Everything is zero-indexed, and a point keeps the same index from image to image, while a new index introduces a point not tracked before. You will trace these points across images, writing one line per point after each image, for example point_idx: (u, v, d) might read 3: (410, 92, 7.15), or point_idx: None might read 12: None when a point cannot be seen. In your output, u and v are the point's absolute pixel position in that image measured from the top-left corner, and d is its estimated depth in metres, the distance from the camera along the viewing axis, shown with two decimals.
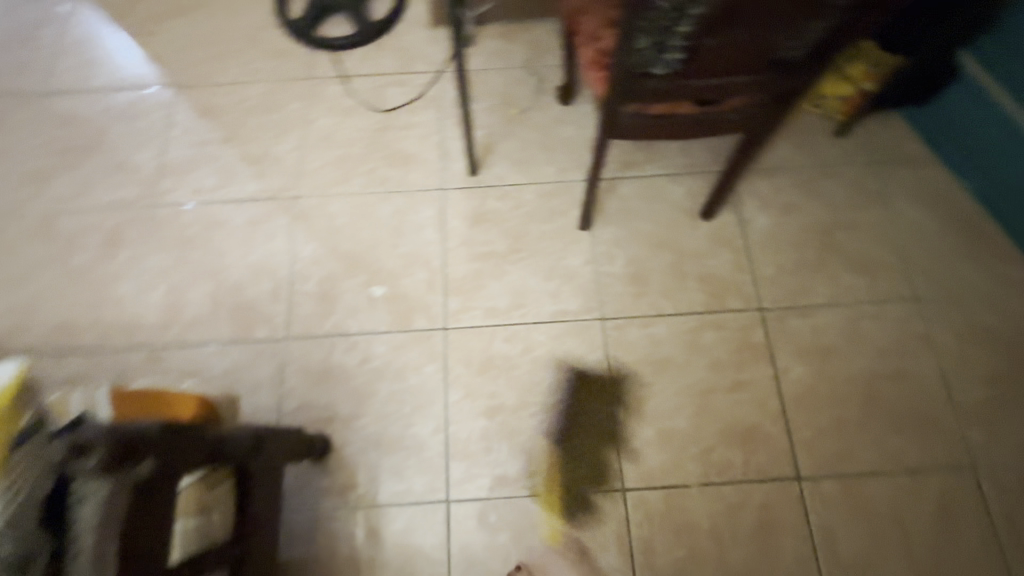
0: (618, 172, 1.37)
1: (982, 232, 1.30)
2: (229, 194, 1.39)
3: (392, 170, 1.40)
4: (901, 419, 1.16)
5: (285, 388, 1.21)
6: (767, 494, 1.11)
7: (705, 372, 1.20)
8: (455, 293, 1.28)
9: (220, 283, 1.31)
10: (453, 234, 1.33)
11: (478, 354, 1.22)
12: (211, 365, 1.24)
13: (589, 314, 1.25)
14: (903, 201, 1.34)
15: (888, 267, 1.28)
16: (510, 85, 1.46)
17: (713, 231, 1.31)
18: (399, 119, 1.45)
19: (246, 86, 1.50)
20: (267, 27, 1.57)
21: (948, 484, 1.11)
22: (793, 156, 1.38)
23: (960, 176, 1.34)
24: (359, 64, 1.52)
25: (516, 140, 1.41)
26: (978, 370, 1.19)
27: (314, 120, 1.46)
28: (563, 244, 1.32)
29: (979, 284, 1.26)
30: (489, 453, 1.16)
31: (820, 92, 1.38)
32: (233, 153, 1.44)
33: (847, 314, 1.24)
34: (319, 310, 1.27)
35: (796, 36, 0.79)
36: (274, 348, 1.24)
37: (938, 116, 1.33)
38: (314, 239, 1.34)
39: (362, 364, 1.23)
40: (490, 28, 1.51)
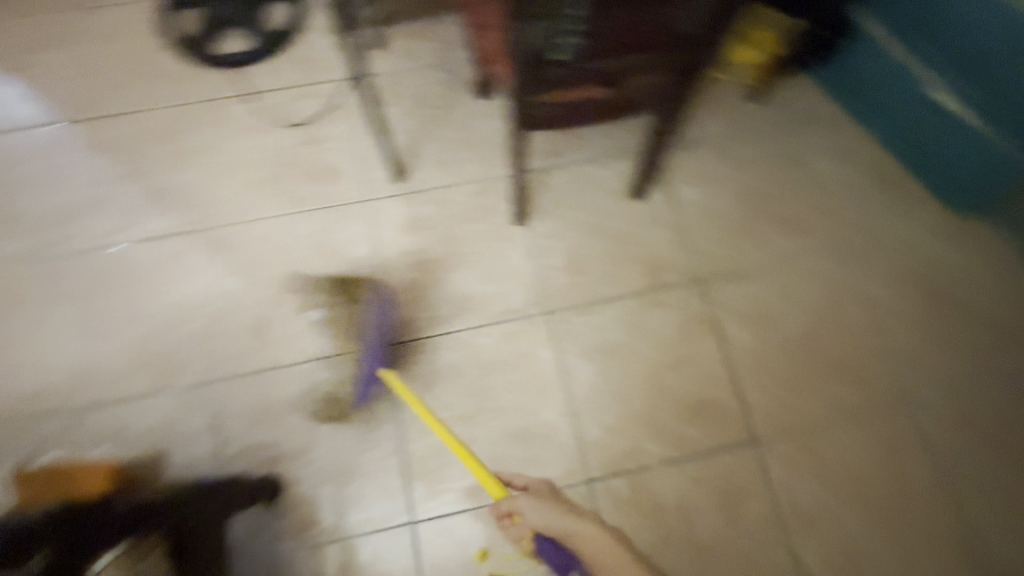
0: (544, 162, 1.35)
1: (896, 180, 1.35)
2: (136, 234, 1.29)
3: (312, 186, 1.33)
4: (842, 372, 1.20)
5: (225, 432, 1.14)
6: (725, 462, 1.13)
7: (652, 352, 1.21)
8: (393, 308, 1.23)
9: (139, 331, 1.21)
10: (384, 246, 1.28)
11: (426, 367, 1.18)
12: (140, 420, 1.15)
13: (533, 310, 1.23)
14: (821, 159, 1.37)
15: (814, 226, 1.31)
16: (424, 83, 1.41)
17: (645, 210, 1.32)
18: (312, 132, 1.38)
19: (140, 115, 1.39)
20: (155, 48, 1.45)
21: (891, 426, 1.17)
22: (713, 127, 1.39)
23: (870, 127, 1.38)
24: (262, 78, 1.43)
25: (437, 141, 1.37)
26: (907, 313, 1.25)
27: (219, 143, 1.37)
28: (500, 241, 1.29)
29: (899, 231, 1.31)
30: (449, 466, 1.13)
31: (732, 59, 1.37)
32: (136, 189, 1.33)
33: (782, 277, 1.27)
34: (251, 344, 1.20)
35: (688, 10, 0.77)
36: (208, 393, 1.17)
37: (841, 73, 1.37)
38: (237, 271, 1.26)
39: (305, 394, 1.17)
40: (397, 27, 1.45)
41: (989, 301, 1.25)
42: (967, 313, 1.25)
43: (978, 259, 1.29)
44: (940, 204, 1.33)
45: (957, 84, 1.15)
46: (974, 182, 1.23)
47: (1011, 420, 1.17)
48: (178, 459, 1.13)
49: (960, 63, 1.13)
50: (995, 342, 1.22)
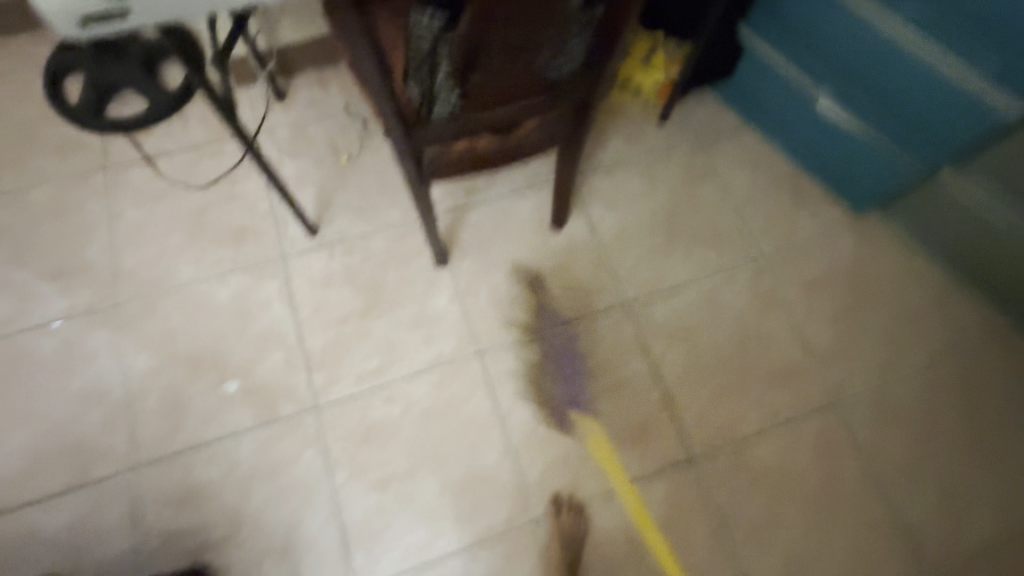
0: (463, 200, 1.34)
1: (802, 184, 1.41)
2: (32, 320, 1.21)
3: (223, 249, 1.28)
4: (770, 378, 1.23)
5: (144, 524, 1.07)
6: (667, 485, 1.14)
7: (587, 381, 1.21)
8: (319, 367, 1.19)
9: (43, 425, 1.13)
10: (304, 303, 1.24)
11: (357, 426, 1.15)
12: (49, 523, 1.07)
13: (464, 352, 1.21)
14: (731, 170, 1.42)
15: (731, 237, 1.35)
16: (333, 132, 1.39)
17: (566, 239, 1.32)
18: (219, 192, 1.33)
19: (29, 192, 1.31)
20: (41, 119, 1.38)
21: (821, 427, 1.20)
22: (625, 150, 1.42)
23: (771, 136, 1.44)
24: (161, 141, 1.37)
25: (352, 189, 1.34)
26: (825, 313, 1.29)
27: (120, 213, 1.30)
28: (423, 286, 1.27)
29: (809, 233, 1.36)
30: (390, 527, 1.09)
31: (637, 84, 1.43)
32: (28, 270, 1.25)
33: (705, 290, 1.30)
34: (167, 425, 1.13)
35: (557, 58, 0.77)
36: (122, 483, 1.09)
37: (739, 88, 1.42)
38: (147, 346, 1.19)
39: (230, 472, 1.11)
40: (300, 77, 1.43)
41: (897, 292, 1.32)
42: (880, 306, 1.30)
43: (882, 253, 1.35)
44: (843, 204, 1.39)
45: (841, 93, 1.21)
46: (869, 181, 1.30)
47: (930, 405, 1.23)
48: (95, 560, 1.05)
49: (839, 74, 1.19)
50: (907, 331, 1.28)
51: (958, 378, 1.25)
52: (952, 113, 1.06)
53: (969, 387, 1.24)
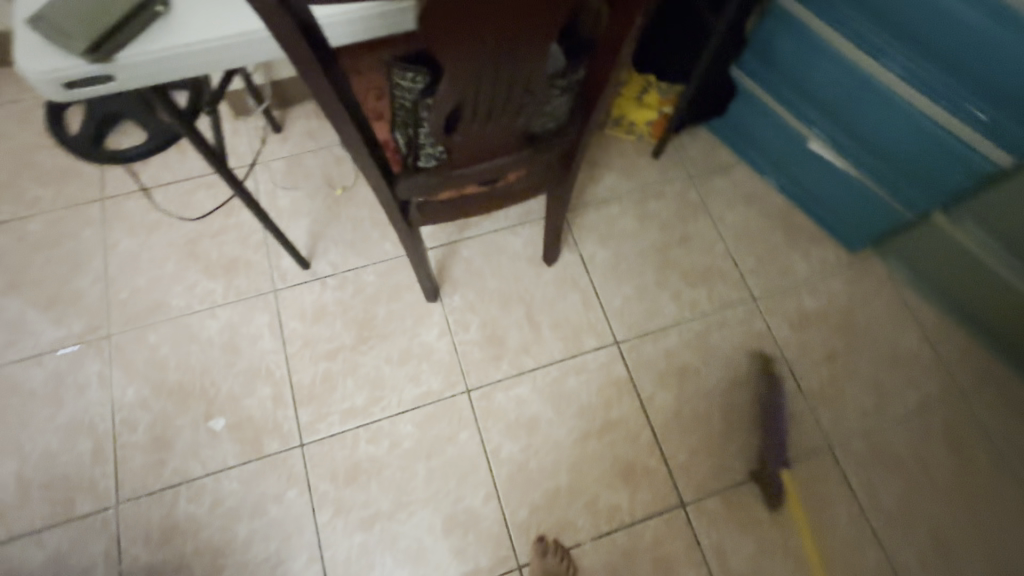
0: (455, 235, 1.35)
1: (796, 222, 1.41)
2: (23, 350, 1.21)
3: (215, 280, 1.29)
4: (761, 419, 1.22)
5: (125, 562, 1.06)
6: (655, 530, 1.12)
7: (575, 421, 1.20)
8: (307, 402, 1.18)
9: (28, 458, 1.13)
10: (293, 337, 1.24)
11: (343, 464, 1.14)
12: (29, 560, 1.06)
13: (453, 389, 1.21)
14: (724, 207, 1.42)
15: (722, 274, 1.35)
16: (328, 165, 1.40)
17: (557, 275, 1.32)
18: (214, 223, 1.34)
19: (25, 221, 1.33)
20: (40, 149, 1.39)
21: (813, 471, 1.19)
22: (618, 186, 1.42)
23: (764, 174, 1.45)
24: (157, 171, 1.39)
25: (345, 222, 1.35)
26: (818, 353, 1.28)
27: (114, 243, 1.31)
28: (414, 321, 1.27)
29: (802, 271, 1.36)
30: (373, 569, 1.08)
31: (632, 120, 1.43)
32: (21, 300, 1.25)
33: (696, 329, 1.29)
34: (152, 460, 1.13)
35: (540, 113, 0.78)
36: (104, 520, 1.08)
37: (733, 126, 1.43)
38: (135, 379, 1.19)
39: (213, 510, 1.10)
40: (297, 110, 1.45)
41: (890, 332, 1.31)
42: (872, 347, 1.29)
43: (875, 293, 1.34)
44: (836, 242, 1.39)
45: (832, 136, 1.22)
46: (861, 222, 1.30)
47: (923, 450, 1.21)
48: None
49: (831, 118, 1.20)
50: (900, 373, 1.27)
51: (952, 422, 1.23)
52: (940, 160, 1.07)
53: (961, 431, 1.23)
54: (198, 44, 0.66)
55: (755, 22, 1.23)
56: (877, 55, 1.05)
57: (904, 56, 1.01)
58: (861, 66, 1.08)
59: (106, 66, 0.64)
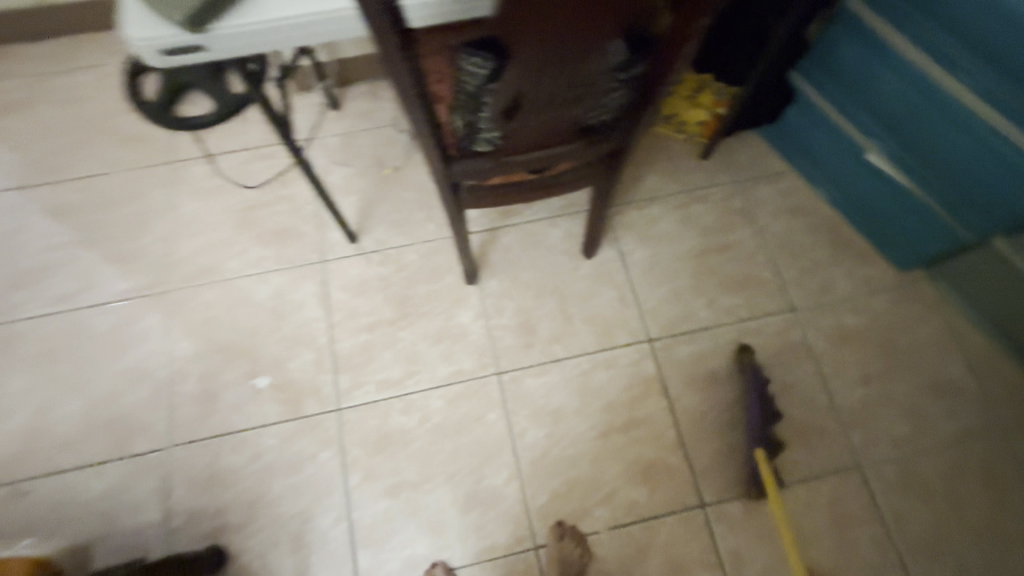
0: (497, 222, 1.38)
1: (844, 235, 1.38)
2: (92, 299, 1.30)
3: (267, 247, 1.35)
4: (788, 431, 1.21)
5: (170, 502, 1.14)
6: (672, 528, 1.13)
7: (601, 414, 1.22)
8: (345, 370, 1.24)
9: (91, 397, 1.22)
10: (336, 307, 1.29)
11: (374, 432, 1.19)
12: (86, 490, 1.15)
13: (483, 371, 1.24)
14: (770, 215, 1.40)
15: (762, 282, 1.33)
16: (380, 144, 1.45)
17: (594, 269, 1.34)
18: (270, 193, 1.41)
19: (101, 178, 1.42)
20: (117, 112, 1.49)
21: (838, 488, 1.17)
22: (662, 185, 1.42)
23: (814, 184, 1.42)
24: (221, 140, 1.46)
25: (392, 201, 1.40)
26: (854, 371, 1.26)
27: (178, 205, 1.39)
28: (451, 302, 1.30)
29: (845, 286, 1.33)
30: (396, 534, 1.13)
31: (681, 120, 1.43)
32: (93, 252, 1.35)
33: (730, 335, 1.29)
34: (199, 411, 1.21)
35: (596, 106, 0.79)
36: (154, 461, 1.17)
37: (786, 132, 1.41)
38: (189, 335, 1.27)
39: (252, 463, 1.17)
40: (354, 89, 1.50)
41: (933, 357, 1.27)
42: (913, 370, 1.26)
43: (922, 315, 1.31)
44: (885, 259, 1.35)
45: (891, 149, 1.19)
46: (912, 240, 1.27)
47: (957, 480, 1.18)
48: (123, 531, 1.12)
49: (892, 130, 1.17)
50: (940, 400, 1.24)
51: (990, 455, 1.19)
52: (1007, 181, 1.03)
53: (999, 464, 1.19)
54: (282, 22, 0.70)
55: (820, 27, 1.20)
56: (948, 68, 1.01)
57: (976, 70, 0.98)
58: (929, 78, 1.05)
59: (200, 36, 0.69)
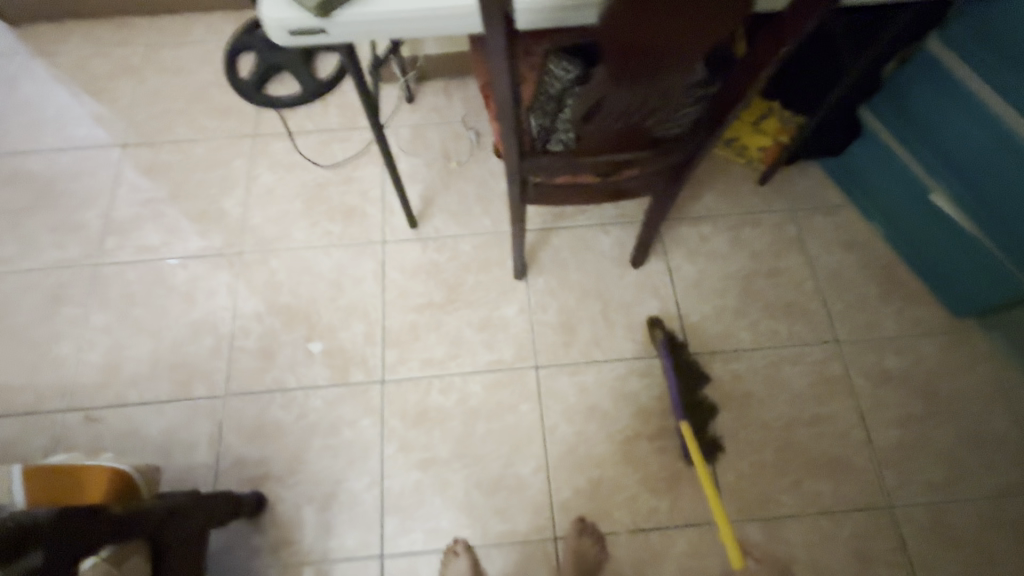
0: (550, 223, 1.43)
1: (896, 275, 1.37)
2: (173, 252, 1.42)
3: (334, 223, 1.44)
4: (819, 462, 1.21)
5: (221, 446, 1.23)
6: (690, 540, 1.15)
7: (632, 418, 1.24)
8: (393, 346, 1.31)
9: (162, 341, 1.33)
10: (391, 286, 1.37)
11: (413, 406, 1.25)
12: (149, 425, 1.25)
13: (522, 363, 1.29)
14: (822, 246, 1.40)
15: (808, 310, 1.34)
16: (448, 139, 1.53)
17: (640, 279, 1.37)
18: (341, 173, 1.50)
19: (193, 144, 1.55)
20: (213, 86, 1.62)
21: (864, 526, 1.16)
22: (715, 205, 1.45)
23: (870, 220, 1.41)
24: (303, 120, 1.57)
25: (453, 193, 1.47)
26: (893, 411, 1.25)
27: (258, 175, 1.51)
28: (499, 294, 1.36)
29: (891, 325, 1.32)
30: (423, 507, 1.18)
31: (744, 146, 1.45)
32: (178, 210, 1.47)
33: (769, 358, 1.29)
34: (256, 366, 1.30)
35: (670, 118, 0.84)
36: (211, 406, 1.26)
37: (848, 166, 1.41)
38: (255, 295, 1.37)
39: (299, 420, 1.25)
40: (430, 85, 1.59)
41: (978, 408, 1.24)
42: (954, 418, 1.24)
43: (970, 364, 1.28)
44: (937, 303, 1.33)
45: (956, 192, 1.18)
46: (969, 286, 1.25)
47: (991, 535, 1.15)
48: (176, 467, 1.21)
49: (958, 173, 1.16)
50: (980, 452, 1.21)
51: None
52: None
53: None
54: (392, 14, 0.77)
55: (896, 66, 1.22)
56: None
57: None
58: (1004, 124, 1.05)
59: (325, 22, 0.77)
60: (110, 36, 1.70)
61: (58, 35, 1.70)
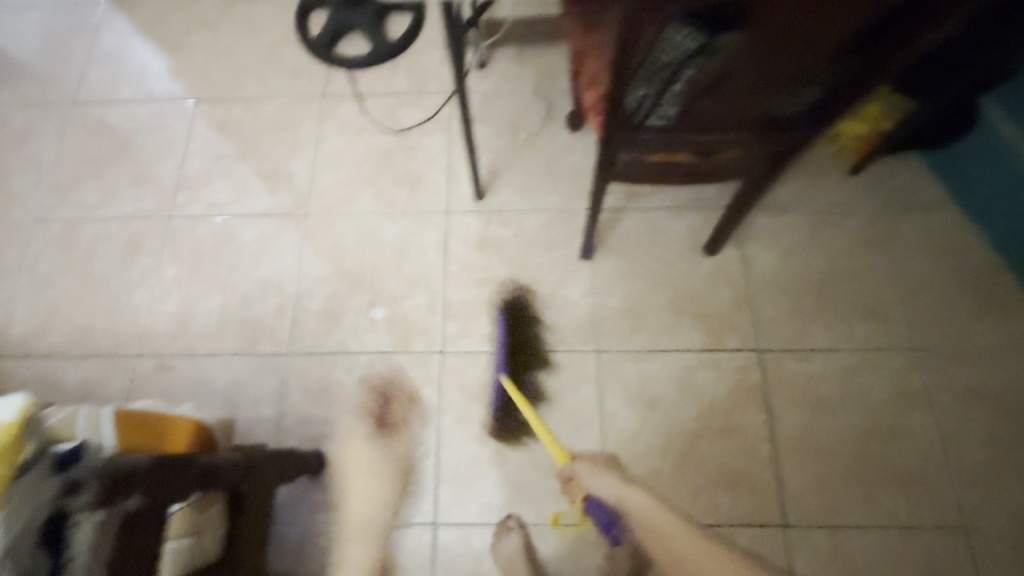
0: (622, 203, 1.37)
1: (997, 282, 1.26)
2: (242, 210, 1.43)
3: (400, 190, 1.43)
4: (894, 473, 1.15)
5: (286, 403, 1.25)
6: (750, 540, 1.12)
7: (696, 411, 1.20)
8: (455, 318, 1.30)
9: (230, 296, 1.35)
10: (455, 258, 1.35)
11: (473, 380, 1.25)
12: (217, 377, 1.28)
13: (584, 346, 1.26)
14: (915, 246, 1.30)
15: (892, 313, 1.25)
16: (519, 108, 1.48)
17: (714, 268, 1.31)
18: (410, 139, 1.48)
19: (263, 101, 1.55)
20: (285, 43, 1.61)
21: (939, 545, 1.10)
22: (799, 194, 1.36)
23: (973, 221, 1.30)
24: (373, 83, 1.55)
25: (522, 166, 1.43)
26: (980, 428, 1.16)
27: (326, 136, 1.50)
28: (564, 273, 1.32)
29: (988, 337, 1.22)
30: (479, 480, 1.18)
31: (838, 130, 1.34)
32: (248, 168, 1.48)
33: (847, 361, 1.22)
34: (321, 328, 1.31)
35: (790, 96, 0.77)
36: (276, 364, 1.28)
37: (955, 160, 1.30)
38: (321, 258, 1.37)
39: (360, 384, 1.26)
40: (503, 51, 1.53)
41: None
42: None
43: None
44: None
45: None
46: None
47: None
48: (242, 420, 1.25)
49: None
50: None
51: None
52: None
53: None
54: None
55: None
56: None
57: None
58: None
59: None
60: None
61: None
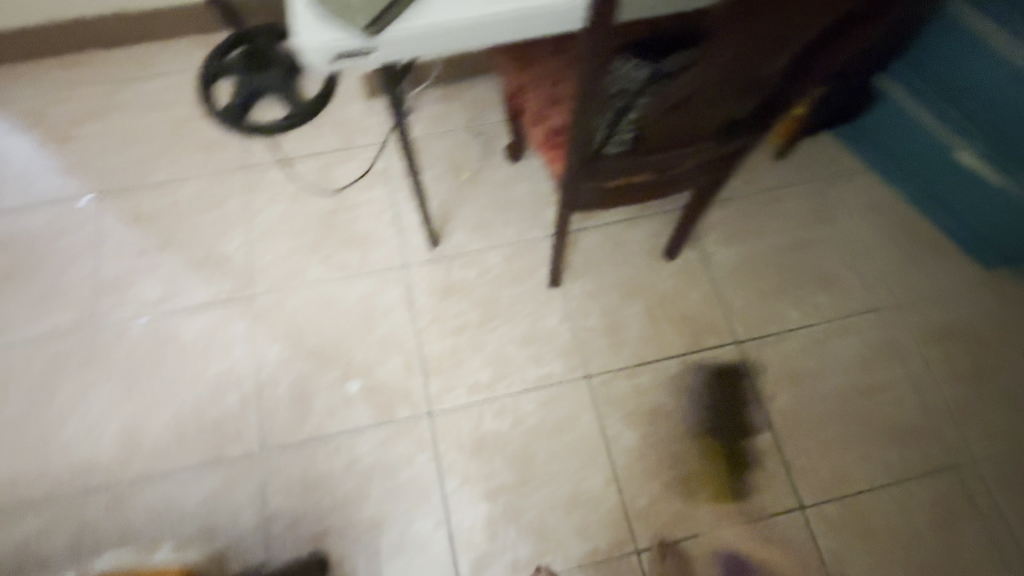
0: (577, 224, 1.38)
1: (923, 235, 1.38)
2: (178, 304, 1.30)
3: (350, 252, 1.35)
4: (883, 430, 1.21)
5: (269, 508, 1.13)
6: (773, 530, 1.13)
7: (694, 415, 1.21)
8: (436, 374, 1.24)
9: (182, 404, 1.21)
10: (423, 312, 1.29)
11: (468, 435, 1.19)
12: (184, 497, 1.14)
13: (573, 374, 1.24)
14: (849, 214, 1.40)
15: (844, 280, 1.33)
16: (456, 148, 1.46)
17: (678, 271, 1.34)
18: (349, 197, 1.41)
19: (179, 183, 1.42)
20: (191, 117, 1.50)
21: (936, 489, 1.16)
22: (738, 185, 1.43)
23: (892, 183, 1.42)
24: (298, 145, 1.47)
25: (472, 205, 1.40)
26: (943, 370, 1.26)
27: (257, 208, 1.40)
28: (536, 305, 1.30)
29: (928, 286, 1.33)
30: (497, 540, 1.12)
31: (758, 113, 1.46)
32: (177, 259, 1.35)
33: (817, 334, 1.28)
34: (293, 416, 1.20)
35: (736, 108, 0.80)
36: (250, 467, 1.16)
37: (864, 132, 1.41)
38: (277, 340, 1.27)
39: (349, 467, 1.17)
40: (428, 93, 1.51)
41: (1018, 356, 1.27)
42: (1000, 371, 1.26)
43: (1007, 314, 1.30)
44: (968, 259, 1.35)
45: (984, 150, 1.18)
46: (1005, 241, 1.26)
47: None
48: (222, 537, 1.11)
49: (988, 129, 1.16)
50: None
51: None
52: None
53: None
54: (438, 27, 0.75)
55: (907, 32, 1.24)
56: None
57: None
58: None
59: (372, 41, 0.74)
60: (63, 74, 1.55)
61: (5, 80, 1.54)
